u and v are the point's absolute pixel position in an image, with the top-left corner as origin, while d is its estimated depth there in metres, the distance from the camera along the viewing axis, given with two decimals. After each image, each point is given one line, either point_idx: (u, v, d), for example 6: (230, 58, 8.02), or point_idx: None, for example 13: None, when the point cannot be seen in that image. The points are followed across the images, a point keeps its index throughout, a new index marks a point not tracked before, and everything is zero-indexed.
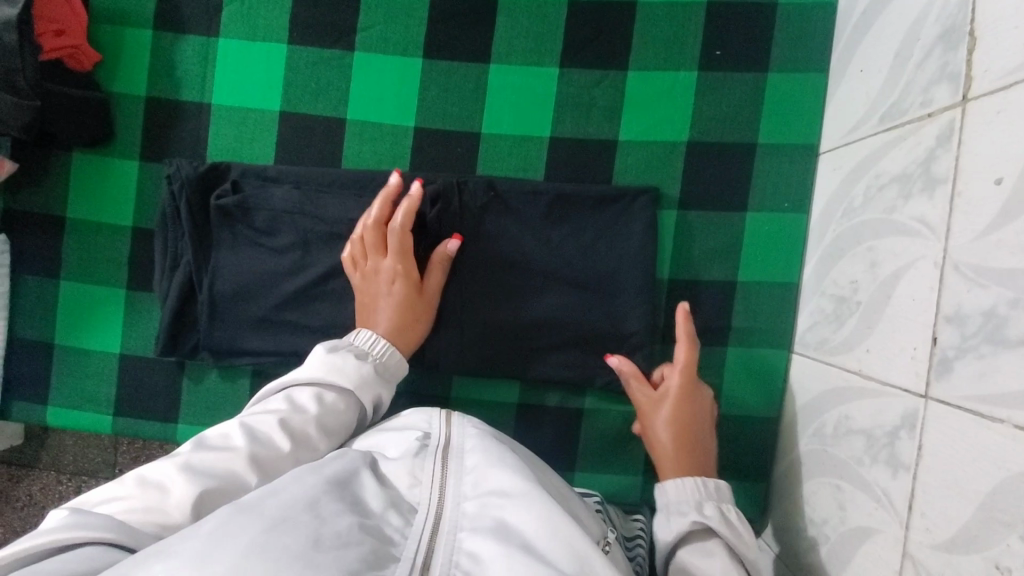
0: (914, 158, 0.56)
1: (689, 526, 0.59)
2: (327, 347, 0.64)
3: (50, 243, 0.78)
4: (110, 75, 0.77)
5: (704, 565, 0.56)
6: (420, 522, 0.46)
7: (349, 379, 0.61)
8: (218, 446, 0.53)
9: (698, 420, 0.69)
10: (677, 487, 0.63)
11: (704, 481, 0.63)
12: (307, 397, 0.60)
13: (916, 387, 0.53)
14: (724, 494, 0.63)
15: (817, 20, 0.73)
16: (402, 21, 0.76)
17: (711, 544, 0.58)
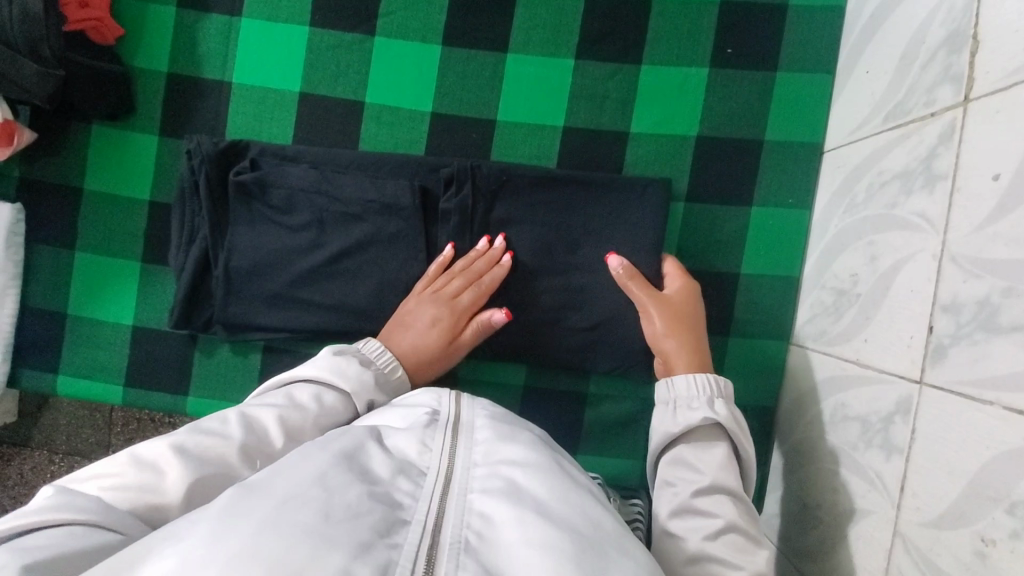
0: (916, 156, 0.58)
1: (712, 431, 0.62)
2: (335, 351, 0.67)
3: (66, 213, 0.79)
4: (131, 49, 0.78)
5: (703, 458, 0.60)
6: (430, 484, 0.48)
7: (351, 383, 0.64)
8: (212, 430, 0.54)
9: (691, 320, 0.73)
10: (688, 383, 0.65)
11: (714, 378, 0.65)
12: (308, 395, 0.62)
13: (912, 374, 0.55)
14: (723, 388, 0.65)
15: (825, 22, 0.76)
16: (422, 8, 0.78)
17: (718, 444, 0.61)
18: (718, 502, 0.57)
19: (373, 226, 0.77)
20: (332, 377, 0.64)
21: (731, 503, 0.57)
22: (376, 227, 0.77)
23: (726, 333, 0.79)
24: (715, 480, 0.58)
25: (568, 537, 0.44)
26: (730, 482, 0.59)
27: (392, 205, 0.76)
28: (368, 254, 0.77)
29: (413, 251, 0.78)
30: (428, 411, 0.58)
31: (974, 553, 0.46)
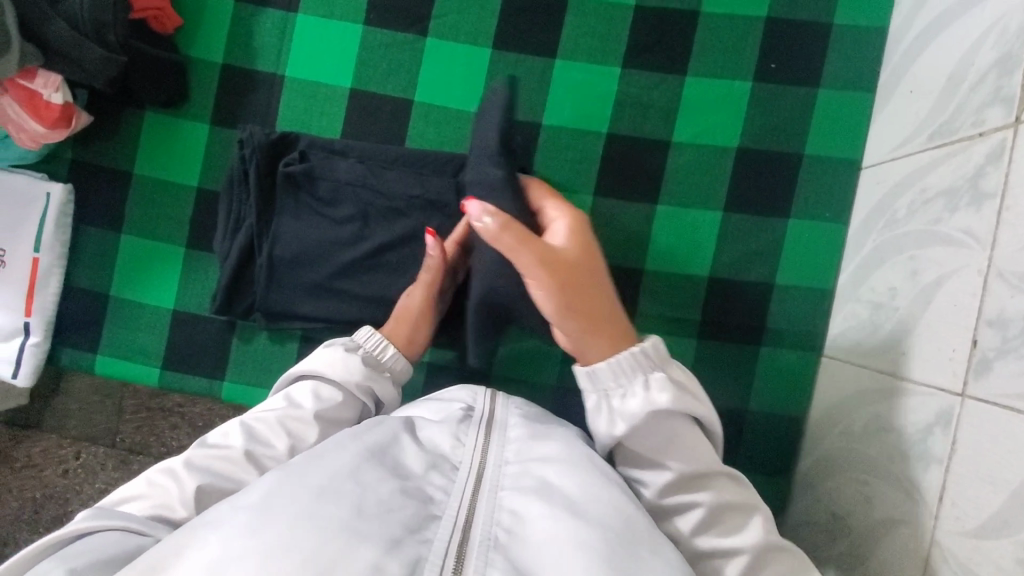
0: (962, 174, 0.60)
1: (674, 417, 0.52)
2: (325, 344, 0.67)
3: (114, 196, 0.81)
4: (189, 40, 0.80)
5: (661, 447, 0.53)
6: (463, 479, 0.49)
7: (340, 371, 0.64)
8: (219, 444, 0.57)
9: (578, 276, 0.52)
10: (607, 367, 0.52)
11: (641, 350, 0.52)
12: (304, 392, 0.62)
13: (954, 387, 0.56)
14: (648, 358, 0.52)
15: (866, 43, 0.78)
16: (475, 13, 0.80)
17: (673, 426, 0.52)
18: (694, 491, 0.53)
19: (416, 221, 0.78)
20: (322, 367, 0.64)
21: (704, 491, 0.52)
22: (419, 223, 0.78)
23: (759, 343, 0.80)
24: (679, 471, 0.52)
25: (596, 535, 0.44)
26: (698, 463, 0.53)
27: (435, 201, 0.77)
28: (409, 248, 0.78)
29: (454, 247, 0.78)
30: (463, 407, 0.60)
31: (1018, 563, 0.47)
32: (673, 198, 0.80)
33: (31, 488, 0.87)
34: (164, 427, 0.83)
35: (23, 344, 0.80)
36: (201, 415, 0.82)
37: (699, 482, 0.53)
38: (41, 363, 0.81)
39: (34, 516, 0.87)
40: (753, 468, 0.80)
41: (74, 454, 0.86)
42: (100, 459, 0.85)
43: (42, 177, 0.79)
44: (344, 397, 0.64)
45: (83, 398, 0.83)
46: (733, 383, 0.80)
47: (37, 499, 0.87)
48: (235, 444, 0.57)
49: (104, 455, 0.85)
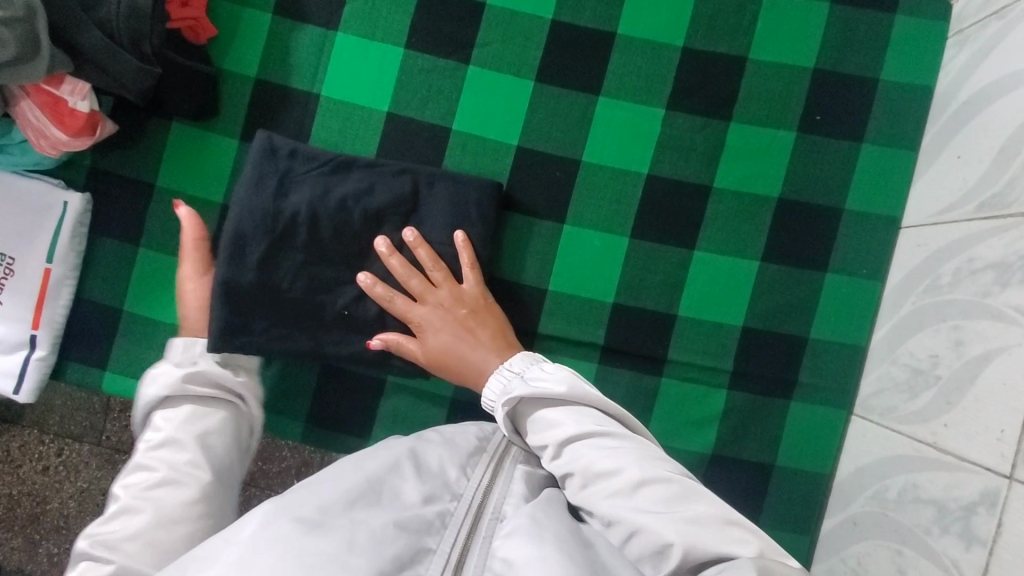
0: (1015, 250, 0.59)
1: (532, 404, 0.63)
2: (150, 372, 0.68)
3: (134, 208, 0.77)
4: (222, 51, 0.77)
5: (541, 429, 0.61)
6: (460, 514, 0.54)
7: (166, 386, 0.65)
8: (135, 482, 0.59)
9: (455, 314, 0.73)
10: (490, 383, 0.66)
11: (505, 365, 0.67)
12: (161, 417, 0.64)
13: (1001, 468, 0.55)
14: (517, 363, 0.66)
15: (911, 100, 0.77)
16: (520, 43, 0.78)
17: (540, 414, 0.62)
18: (572, 455, 0.58)
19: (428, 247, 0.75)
20: (152, 392, 0.65)
21: (580, 447, 0.58)
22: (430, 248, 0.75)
23: (789, 397, 0.79)
24: (554, 441, 0.59)
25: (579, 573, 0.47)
26: (570, 431, 0.59)
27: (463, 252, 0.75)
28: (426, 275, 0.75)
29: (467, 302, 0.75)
30: (479, 436, 0.64)
31: None
32: (711, 245, 0.79)
33: (6, 484, 0.84)
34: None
35: (26, 357, 0.76)
36: None
37: (578, 447, 0.58)
38: (45, 377, 0.77)
39: (10, 513, 0.84)
40: (775, 523, 0.79)
41: (56, 451, 0.83)
42: (84, 457, 0.82)
43: (58, 185, 0.76)
44: (192, 401, 0.65)
45: (67, 394, 0.80)
46: (760, 436, 0.79)
47: (12, 496, 0.84)
48: (119, 497, 0.58)
49: (88, 453, 0.82)
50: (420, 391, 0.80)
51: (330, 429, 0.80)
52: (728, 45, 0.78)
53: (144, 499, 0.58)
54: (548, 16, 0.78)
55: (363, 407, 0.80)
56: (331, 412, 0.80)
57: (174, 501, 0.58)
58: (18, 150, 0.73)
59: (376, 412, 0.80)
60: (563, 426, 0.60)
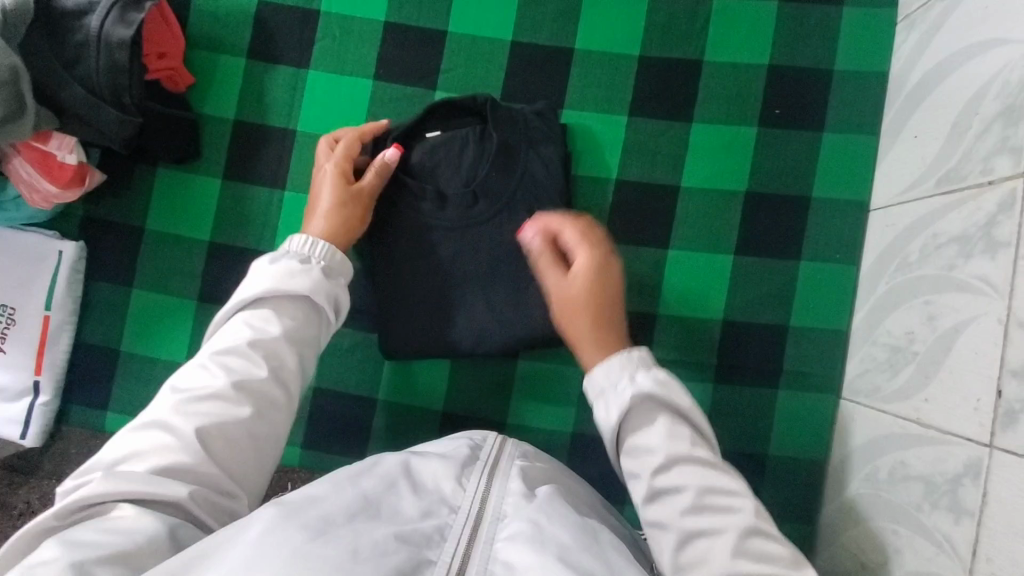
0: (974, 222, 0.60)
1: (650, 407, 0.58)
2: (269, 258, 0.65)
3: (127, 251, 0.81)
4: (201, 97, 0.81)
5: (648, 437, 0.57)
6: (459, 524, 0.53)
7: (304, 286, 0.63)
8: (236, 370, 0.58)
9: (600, 303, 0.64)
10: (603, 368, 0.60)
11: (630, 351, 0.60)
12: (263, 317, 0.62)
13: (981, 437, 0.55)
14: (643, 358, 0.60)
15: (867, 87, 0.80)
16: (482, 67, 0.81)
17: (656, 419, 0.58)
18: (678, 474, 0.55)
19: (440, 208, 0.79)
20: (282, 288, 0.62)
21: (693, 468, 0.55)
22: (445, 208, 0.79)
23: (776, 386, 0.79)
24: (668, 455, 0.55)
25: None
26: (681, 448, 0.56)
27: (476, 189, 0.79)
28: (456, 243, 0.79)
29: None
30: (470, 445, 0.64)
31: None
32: (685, 242, 0.80)
33: None
34: None
35: (30, 403, 0.79)
36: None
37: (676, 511, 0.54)
38: (50, 422, 0.80)
39: None
40: (772, 511, 0.79)
41: None
42: None
43: (54, 235, 0.79)
44: (305, 316, 0.64)
45: (69, 438, 0.81)
46: (752, 427, 0.79)
47: None
48: (217, 380, 0.56)
49: None
50: (411, 409, 0.81)
51: (327, 453, 0.82)
52: (682, 49, 0.81)
53: (235, 396, 0.56)
54: (507, 37, 0.81)
55: (357, 429, 0.81)
56: (328, 435, 0.82)
57: (268, 406, 0.58)
58: (13, 206, 0.77)
59: (371, 431, 0.81)
60: (677, 441, 0.56)
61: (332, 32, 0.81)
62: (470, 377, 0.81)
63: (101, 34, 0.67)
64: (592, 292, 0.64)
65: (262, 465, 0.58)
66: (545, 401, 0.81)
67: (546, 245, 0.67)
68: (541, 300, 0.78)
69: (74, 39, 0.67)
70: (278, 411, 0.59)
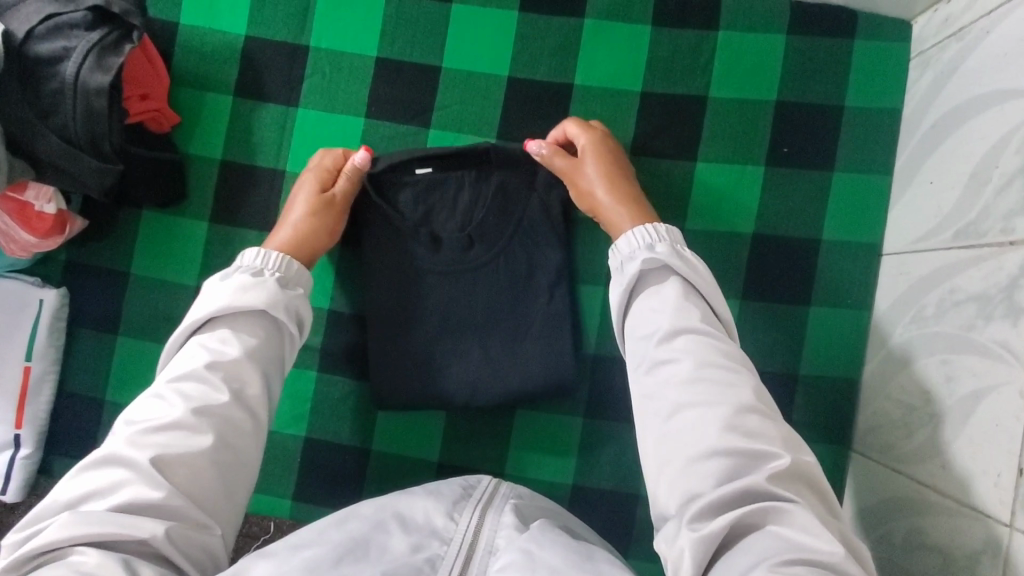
0: (994, 282, 0.57)
1: (667, 272, 0.61)
2: (223, 277, 0.63)
3: (111, 298, 0.78)
4: (187, 136, 0.78)
5: (659, 302, 0.59)
6: (451, 557, 0.49)
7: (261, 299, 0.60)
8: (194, 394, 0.54)
9: (618, 156, 0.72)
10: (628, 239, 0.63)
11: (655, 226, 0.63)
12: (221, 338, 0.59)
13: (1001, 516, 0.52)
14: (676, 235, 0.64)
15: (880, 124, 0.76)
16: (478, 103, 0.78)
17: (666, 285, 0.60)
18: (683, 345, 0.55)
19: (435, 254, 0.76)
20: (241, 302, 0.60)
21: (700, 340, 0.55)
22: (438, 254, 0.76)
23: None
24: (679, 323, 0.56)
25: None
26: (694, 320, 0.57)
27: (471, 235, 0.76)
28: (451, 290, 0.76)
29: (559, 315, 0.75)
30: (463, 484, 0.60)
31: None
32: None
33: None
34: None
35: (12, 457, 0.76)
36: None
37: (678, 380, 0.53)
38: (33, 475, 0.77)
39: None
40: None
41: None
42: None
43: (35, 283, 0.76)
44: (264, 333, 0.61)
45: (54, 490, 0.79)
46: None
47: None
48: (176, 409, 0.52)
49: None
50: (407, 459, 0.79)
51: (320, 504, 0.79)
52: (686, 85, 0.77)
53: (196, 422, 0.52)
54: (504, 72, 0.78)
55: (350, 481, 0.79)
56: (322, 487, 0.79)
57: (232, 430, 0.54)
58: None
59: (365, 483, 0.79)
60: (686, 312, 0.57)
61: (322, 68, 0.78)
62: (467, 427, 0.79)
63: (78, 81, 0.64)
64: (610, 145, 0.72)
65: (232, 495, 0.54)
66: (546, 451, 0.78)
67: (567, 156, 0.72)
68: (539, 350, 0.75)
69: (50, 87, 0.64)
70: (244, 434, 0.55)
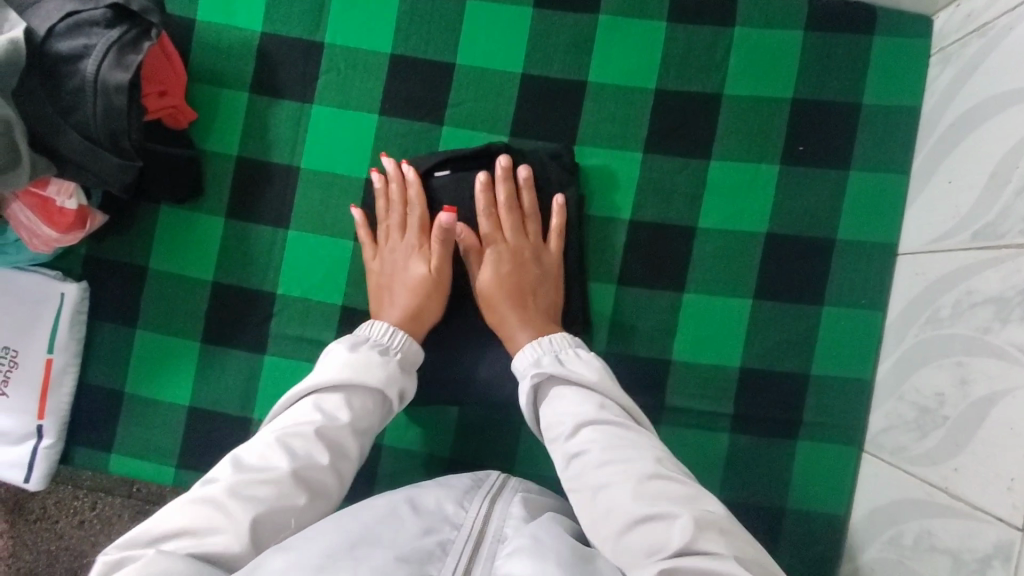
0: (1012, 284, 0.56)
1: (562, 380, 0.64)
2: (349, 344, 0.65)
3: (130, 292, 0.79)
4: (203, 133, 0.79)
5: (563, 406, 0.61)
6: (461, 539, 0.50)
7: (379, 377, 0.62)
8: (300, 454, 0.55)
9: (525, 254, 0.75)
10: (522, 354, 0.67)
11: (545, 337, 0.67)
12: (337, 402, 0.60)
13: (1014, 520, 0.52)
14: (561, 342, 0.67)
15: (898, 123, 0.75)
16: (491, 101, 0.78)
17: (564, 392, 0.62)
18: (586, 438, 0.57)
19: (456, 254, 0.77)
20: (360, 374, 0.62)
21: (600, 433, 0.57)
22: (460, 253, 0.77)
23: (796, 436, 0.77)
24: (578, 419, 0.59)
25: None
26: (593, 412, 0.59)
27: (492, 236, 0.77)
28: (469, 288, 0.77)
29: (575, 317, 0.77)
30: (473, 480, 0.60)
31: None
32: (703, 286, 0.77)
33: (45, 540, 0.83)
34: None
35: (36, 445, 0.78)
36: None
37: (591, 467, 0.55)
38: (54, 465, 0.80)
39: (49, 569, 0.83)
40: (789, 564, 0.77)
41: (89, 506, 0.81)
42: (115, 510, 0.80)
43: (56, 276, 0.78)
44: (371, 405, 0.62)
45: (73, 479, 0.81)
46: (769, 479, 0.77)
47: (51, 552, 0.83)
48: (286, 465, 0.54)
49: (119, 506, 0.80)
50: (418, 455, 0.80)
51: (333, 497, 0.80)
52: (701, 83, 0.77)
53: (298, 485, 0.53)
54: (518, 69, 0.78)
55: (362, 474, 0.80)
56: None
57: (324, 499, 0.56)
58: (14, 248, 0.76)
59: (377, 476, 0.80)
60: (585, 410, 0.59)
61: (337, 64, 0.79)
62: (479, 423, 0.79)
63: (98, 79, 0.65)
64: (525, 241, 0.76)
65: None
66: None
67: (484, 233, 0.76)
68: None
69: (71, 84, 0.65)
70: (327, 503, 0.56)
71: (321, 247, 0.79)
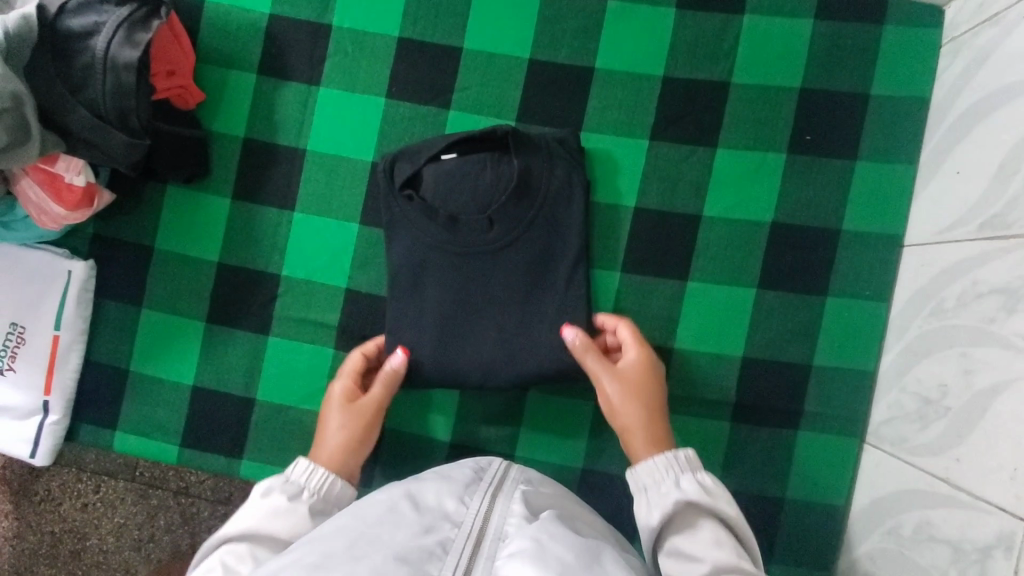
0: (1019, 274, 0.56)
1: (695, 512, 0.59)
2: (261, 493, 0.62)
3: (136, 271, 0.80)
4: (211, 114, 0.80)
5: (693, 541, 0.57)
6: (461, 538, 0.50)
7: (284, 530, 0.59)
8: None
9: (645, 378, 0.70)
10: (648, 467, 0.63)
11: (676, 454, 0.62)
12: (241, 553, 0.57)
13: (1016, 510, 0.51)
14: (690, 464, 0.62)
15: (907, 113, 0.75)
16: (497, 86, 0.78)
17: (700, 524, 0.58)
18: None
19: (454, 236, 0.76)
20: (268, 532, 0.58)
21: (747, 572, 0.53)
22: (457, 235, 0.76)
23: (797, 426, 0.77)
24: (713, 559, 0.55)
25: None
26: (729, 556, 0.55)
27: (489, 219, 0.76)
28: (467, 272, 0.76)
29: (574, 303, 0.75)
30: (474, 469, 0.61)
31: None
32: (707, 275, 0.77)
33: (49, 522, 0.84)
34: (169, 500, 0.81)
35: (42, 421, 0.79)
36: (206, 485, 0.80)
37: None
38: (60, 441, 0.80)
39: (54, 550, 0.84)
40: (787, 553, 0.77)
41: (93, 489, 0.83)
42: (119, 493, 0.82)
43: (63, 254, 0.79)
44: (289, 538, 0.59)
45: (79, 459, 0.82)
46: (769, 468, 0.77)
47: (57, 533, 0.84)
48: None
49: (123, 489, 0.82)
50: (418, 437, 0.80)
51: None
52: (709, 70, 0.76)
53: None
54: (525, 54, 0.78)
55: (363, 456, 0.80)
56: None
57: None
58: (22, 226, 0.77)
59: (378, 458, 0.80)
60: (708, 552, 0.55)
61: (345, 47, 0.79)
62: (480, 406, 0.80)
63: (108, 56, 0.65)
64: (639, 363, 0.71)
65: None
66: (556, 434, 0.79)
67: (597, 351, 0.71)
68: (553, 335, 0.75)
69: (81, 61, 0.66)
70: None
71: (327, 229, 0.79)
